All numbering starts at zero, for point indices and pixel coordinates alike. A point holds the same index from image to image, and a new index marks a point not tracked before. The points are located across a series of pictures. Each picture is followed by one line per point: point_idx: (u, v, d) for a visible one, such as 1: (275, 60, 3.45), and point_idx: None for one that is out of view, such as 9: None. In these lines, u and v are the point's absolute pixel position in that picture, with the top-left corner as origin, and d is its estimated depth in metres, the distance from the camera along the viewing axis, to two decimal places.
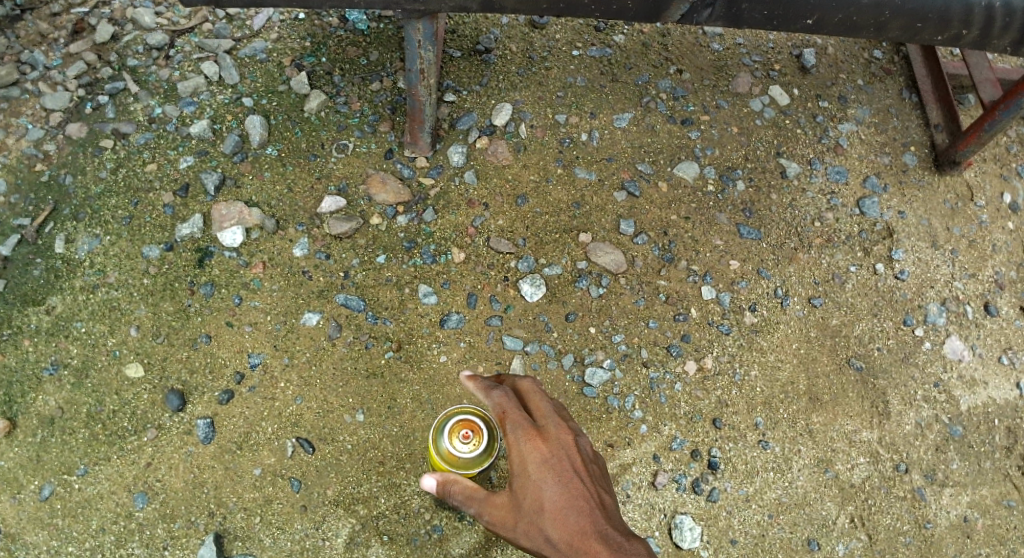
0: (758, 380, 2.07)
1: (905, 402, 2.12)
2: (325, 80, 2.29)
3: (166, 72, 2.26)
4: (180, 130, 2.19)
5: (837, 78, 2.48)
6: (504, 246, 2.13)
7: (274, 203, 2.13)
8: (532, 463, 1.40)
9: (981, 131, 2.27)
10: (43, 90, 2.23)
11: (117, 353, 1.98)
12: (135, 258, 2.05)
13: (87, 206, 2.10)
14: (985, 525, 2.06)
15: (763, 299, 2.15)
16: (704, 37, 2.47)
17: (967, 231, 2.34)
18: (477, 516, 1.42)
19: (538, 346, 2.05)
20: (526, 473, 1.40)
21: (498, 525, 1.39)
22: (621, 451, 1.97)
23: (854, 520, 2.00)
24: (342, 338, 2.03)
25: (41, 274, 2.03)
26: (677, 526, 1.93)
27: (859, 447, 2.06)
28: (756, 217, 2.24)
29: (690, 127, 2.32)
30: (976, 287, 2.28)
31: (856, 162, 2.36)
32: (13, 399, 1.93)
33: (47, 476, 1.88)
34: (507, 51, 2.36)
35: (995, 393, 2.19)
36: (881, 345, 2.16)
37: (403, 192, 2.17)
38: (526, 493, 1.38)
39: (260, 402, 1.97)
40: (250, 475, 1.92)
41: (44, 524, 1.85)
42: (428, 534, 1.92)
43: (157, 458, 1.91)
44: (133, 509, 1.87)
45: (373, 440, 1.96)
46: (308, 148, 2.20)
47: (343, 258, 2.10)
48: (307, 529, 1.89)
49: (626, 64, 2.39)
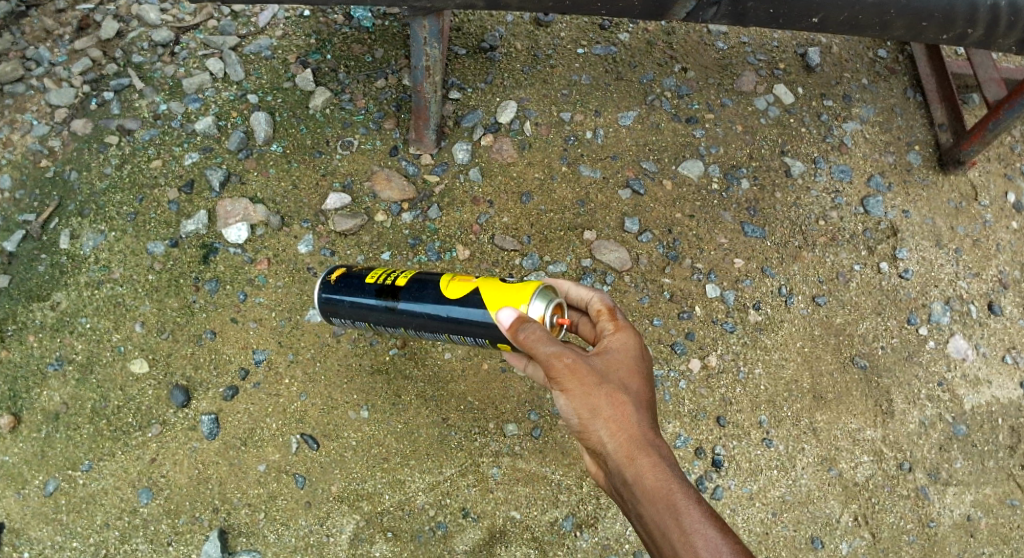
0: (762, 378, 2.08)
1: (908, 401, 2.13)
2: (330, 77, 2.29)
3: (172, 69, 2.27)
4: (185, 127, 2.19)
5: (841, 77, 2.48)
6: (509, 243, 2.14)
7: (279, 200, 2.14)
8: (636, 349, 1.49)
9: (985, 130, 2.26)
10: (49, 86, 2.23)
11: (121, 349, 1.98)
12: (139, 254, 2.06)
13: (92, 202, 2.10)
14: (988, 524, 2.06)
15: (767, 297, 2.15)
16: (709, 36, 2.47)
17: (971, 230, 2.34)
18: (559, 353, 1.40)
19: None
20: (624, 355, 1.47)
21: (577, 376, 1.40)
22: None
23: (858, 518, 2.01)
24: (347, 335, 2.03)
25: (45, 270, 2.04)
26: None
27: (863, 445, 2.07)
28: (761, 216, 2.24)
29: (694, 126, 2.32)
30: (980, 286, 2.28)
31: (861, 161, 2.36)
32: (18, 394, 1.94)
33: (52, 471, 1.89)
34: (512, 49, 2.36)
35: (999, 392, 2.19)
36: (885, 344, 2.17)
37: (408, 190, 2.17)
38: (621, 372, 1.45)
39: (265, 398, 1.97)
40: (255, 471, 1.92)
41: (48, 520, 1.86)
42: (432, 531, 1.92)
43: (161, 454, 1.91)
44: (137, 504, 1.88)
45: (377, 436, 1.97)
46: (313, 145, 2.20)
47: (348, 255, 2.10)
48: (311, 525, 1.90)
49: (631, 62, 2.39)
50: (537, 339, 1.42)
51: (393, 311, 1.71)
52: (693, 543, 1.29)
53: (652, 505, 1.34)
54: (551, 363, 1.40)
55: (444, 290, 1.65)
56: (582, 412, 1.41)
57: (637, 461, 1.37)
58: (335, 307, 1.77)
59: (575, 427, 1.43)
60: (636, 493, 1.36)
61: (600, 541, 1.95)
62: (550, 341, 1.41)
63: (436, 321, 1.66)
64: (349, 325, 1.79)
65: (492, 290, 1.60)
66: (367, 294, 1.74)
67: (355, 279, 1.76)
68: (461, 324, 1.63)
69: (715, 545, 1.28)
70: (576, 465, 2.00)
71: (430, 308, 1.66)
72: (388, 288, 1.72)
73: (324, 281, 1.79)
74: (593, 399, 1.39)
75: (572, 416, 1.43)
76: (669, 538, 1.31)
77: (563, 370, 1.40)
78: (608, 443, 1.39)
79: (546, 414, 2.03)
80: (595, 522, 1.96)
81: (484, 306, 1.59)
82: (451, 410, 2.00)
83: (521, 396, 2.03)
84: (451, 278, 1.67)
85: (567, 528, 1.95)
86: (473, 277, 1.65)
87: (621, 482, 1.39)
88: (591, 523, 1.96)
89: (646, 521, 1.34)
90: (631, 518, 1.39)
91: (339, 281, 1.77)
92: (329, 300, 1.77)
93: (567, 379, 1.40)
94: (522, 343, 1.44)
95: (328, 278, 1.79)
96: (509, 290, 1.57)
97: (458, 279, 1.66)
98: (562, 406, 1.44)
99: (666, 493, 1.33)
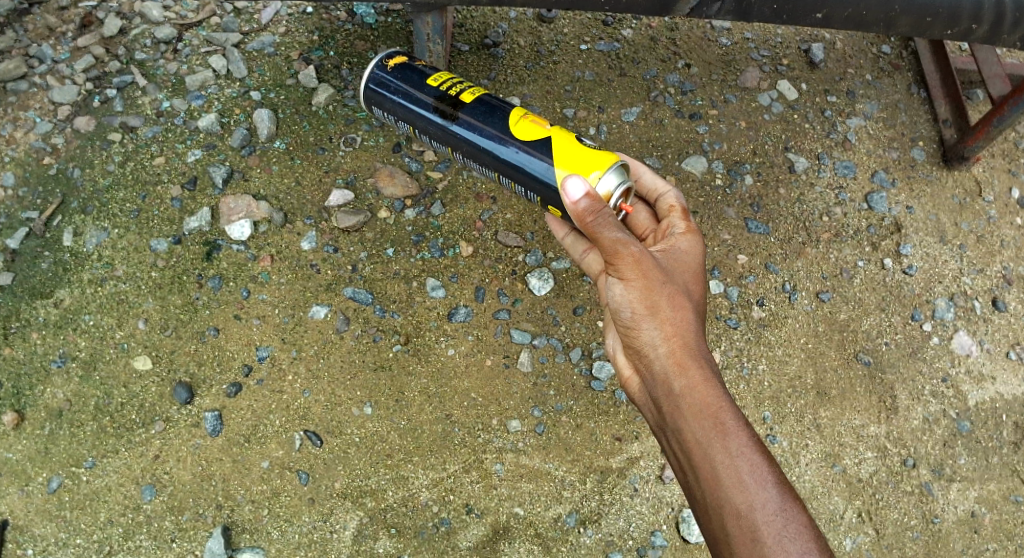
0: (766, 375, 2.07)
1: (912, 397, 2.12)
2: (333, 73, 2.29)
3: (174, 66, 2.27)
4: (188, 124, 2.19)
5: (845, 73, 2.47)
6: (512, 240, 2.15)
7: (282, 196, 2.13)
8: (693, 263, 1.59)
9: (990, 126, 2.26)
10: (51, 83, 2.23)
11: (124, 346, 1.98)
12: (142, 252, 2.06)
13: (96, 200, 2.10)
14: (993, 520, 2.06)
15: (771, 293, 2.15)
16: (712, 32, 2.47)
17: (975, 226, 2.33)
18: (627, 242, 1.46)
19: (546, 340, 2.08)
20: (681, 265, 1.58)
21: (640, 269, 1.48)
22: (628, 444, 2.03)
23: (862, 514, 2.00)
24: (350, 331, 2.03)
25: (49, 267, 2.04)
26: (684, 520, 1.98)
27: (867, 441, 2.06)
28: (764, 212, 2.24)
29: (698, 122, 2.31)
30: (985, 282, 2.27)
31: (864, 157, 2.36)
32: (22, 391, 1.94)
33: (55, 469, 1.89)
34: (515, 46, 2.35)
35: (1003, 388, 2.18)
36: (889, 340, 2.16)
37: (412, 186, 2.17)
38: (679, 279, 1.54)
39: (268, 395, 1.97)
40: (258, 468, 1.92)
41: (51, 517, 1.86)
42: (436, 527, 1.92)
43: (164, 451, 1.92)
44: (140, 501, 1.88)
45: (381, 433, 1.97)
46: (316, 141, 2.20)
47: (352, 251, 2.10)
48: (315, 521, 1.90)
49: (634, 59, 2.38)
50: (606, 223, 1.46)
51: (445, 129, 1.74)
52: (734, 460, 1.39)
53: (696, 417, 1.43)
54: (617, 249, 1.46)
55: (510, 129, 1.65)
56: (639, 307, 1.50)
57: (688, 370, 1.47)
58: (383, 95, 1.81)
59: (627, 319, 1.53)
60: (682, 400, 1.45)
61: (604, 536, 1.95)
62: (619, 228, 1.46)
63: (487, 154, 1.69)
64: (390, 118, 1.84)
65: (562, 143, 1.60)
66: (426, 95, 1.76)
67: (415, 77, 1.78)
68: (512, 167, 1.66)
69: (757, 467, 1.38)
70: (579, 461, 2.00)
71: (490, 144, 1.68)
72: (447, 101, 1.74)
73: (381, 66, 1.81)
74: (654, 297, 1.49)
75: (627, 309, 1.52)
76: (710, 451, 1.40)
77: (629, 259, 1.47)
78: (660, 343, 1.50)
79: (549, 410, 2.03)
80: (599, 518, 1.96)
81: (548, 156, 1.60)
82: (454, 407, 2.00)
83: (525, 392, 2.03)
84: (520, 118, 1.66)
85: (571, 524, 1.95)
86: (546, 125, 1.64)
87: (666, 387, 1.48)
88: (594, 519, 1.96)
89: (687, 430, 1.44)
90: (668, 424, 1.49)
91: (398, 69, 1.80)
92: (383, 79, 1.81)
93: (631, 270, 1.48)
94: (587, 222, 1.46)
95: (387, 63, 1.81)
96: (584, 153, 1.57)
97: (529, 121, 1.65)
98: (619, 297, 1.53)
99: (713, 408, 1.43)
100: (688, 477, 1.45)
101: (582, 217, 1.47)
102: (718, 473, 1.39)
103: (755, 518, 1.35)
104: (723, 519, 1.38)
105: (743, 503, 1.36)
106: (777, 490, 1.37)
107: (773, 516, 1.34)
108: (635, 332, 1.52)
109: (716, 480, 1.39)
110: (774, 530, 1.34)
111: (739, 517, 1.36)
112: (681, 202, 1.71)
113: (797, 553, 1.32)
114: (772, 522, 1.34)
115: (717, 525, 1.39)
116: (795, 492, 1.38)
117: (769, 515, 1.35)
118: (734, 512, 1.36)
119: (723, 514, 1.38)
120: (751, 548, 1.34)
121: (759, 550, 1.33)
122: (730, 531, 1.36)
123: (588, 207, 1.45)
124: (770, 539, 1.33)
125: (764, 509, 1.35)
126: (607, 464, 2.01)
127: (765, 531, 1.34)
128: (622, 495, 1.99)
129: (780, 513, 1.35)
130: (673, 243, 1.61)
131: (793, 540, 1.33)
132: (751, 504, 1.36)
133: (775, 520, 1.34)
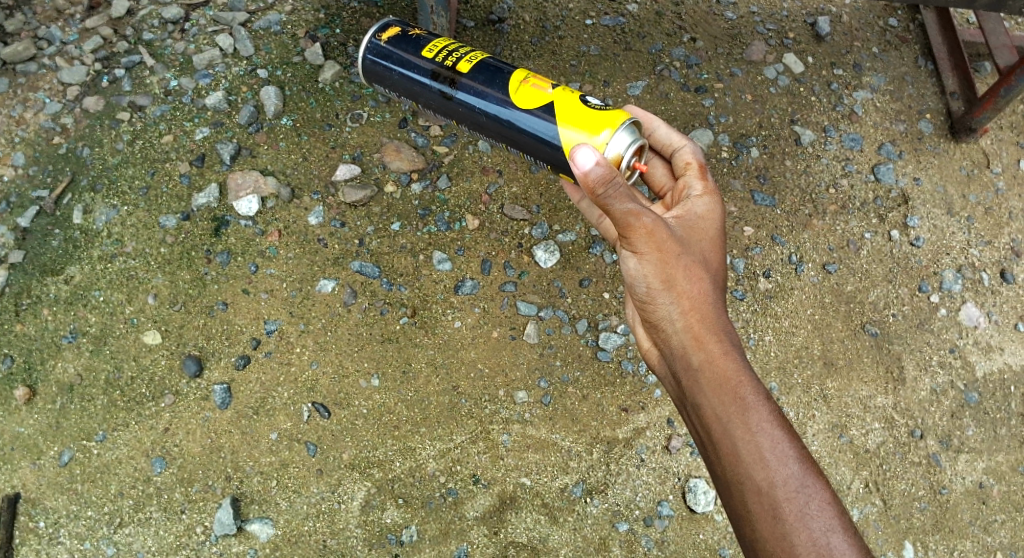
0: (772, 345, 2.07)
1: (919, 367, 2.12)
2: (340, 50, 2.30)
3: (182, 45, 2.27)
4: (196, 102, 2.20)
5: (851, 46, 2.46)
6: (518, 212, 2.16)
7: (290, 172, 2.14)
8: (709, 230, 1.58)
9: (997, 96, 2.25)
10: (61, 64, 2.23)
11: (134, 321, 1.99)
12: (152, 228, 2.07)
13: (105, 177, 2.11)
14: (1001, 491, 2.06)
15: (777, 265, 2.15)
16: (718, 6, 2.46)
17: (983, 198, 2.33)
18: (638, 213, 1.43)
19: (552, 312, 2.09)
20: (697, 234, 1.56)
21: (655, 241, 1.46)
22: (635, 415, 2.04)
23: (869, 485, 2.01)
24: (357, 304, 2.04)
25: (59, 244, 2.05)
26: (691, 489, 1.99)
27: (874, 412, 2.06)
28: (771, 184, 2.23)
29: (703, 95, 2.31)
30: (992, 254, 2.26)
31: (871, 130, 2.35)
32: (33, 366, 1.96)
33: (67, 442, 1.91)
34: (521, 21, 2.35)
35: (1011, 358, 2.18)
36: (896, 311, 2.16)
37: (418, 160, 2.18)
38: (695, 249, 1.53)
39: (276, 367, 1.99)
40: (267, 439, 1.94)
41: (64, 489, 1.88)
42: (443, 497, 1.93)
43: (174, 423, 1.93)
44: (150, 473, 1.90)
45: (388, 405, 1.98)
46: (323, 118, 2.21)
47: (358, 225, 2.11)
48: (323, 492, 1.91)
49: (639, 33, 2.37)
50: (616, 194, 1.41)
51: (448, 100, 1.74)
52: (755, 437, 1.39)
53: (716, 393, 1.43)
54: (629, 222, 1.44)
55: (512, 96, 1.65)
56: (654, 281, 1.49)
57: (706, 345, 1.46)
58: (382, 69, 1.80)
59: (643, 294, 1.52)
60: (701, 374, 1.45)
61: (610, 505, 1.97)
62: (630, 198, 1.42)
63: (493, 122, 1.69)
64: (391, 93, 1.84)
65: (566, 106, 1.60)
66: (424, 66, 1.75)
67: (411, 47, 1.77)
68: (519, 133, 1.66)
69: (778, 441, 1.39)
70: (586, 431, 2.01)
71: (495, 109, 1.67)
72: (446, 70, 1.73)
73: (375, 38, 1.80)
74: (669, 271, 1.48)
75: (642, 283, 1.51)
76: (730, 428, 1.40)
77: (642, 232, 1.45)
78: (676, 319, 1.49)
79: (556, 381, 2.04)
80: (606, 488, 1.97)
81: (555, 120, 1.60)
82: (461, 378, 2.01)
83: (531, 362, 2.04)
84: (521, 83, 1.66)
85: (577, 494, 1.96)
86: (548, 89, 1.64)
87: (685, 361, 1.48)
88: (601, 489, 1.97)
89: (707, 406, 1.43)
90: (687, 398, 1.48)
91: (393, 41, 1.79)
92: (380, 52, 1.80)
93: (645, 243, 1.46)
94: (599, 195, 1.41)
95: (381, 35, 1.80)
96: (590, 114, 1.56)
97: (531, 86, 1.65)
98: (634, 271, 1.51)
99: (732, 382, 1.43)
100: (708, 453, 1.45)
101: (592, 188, 1.41)
102: (738, 450, 1.39)
103: (777, 495, 1.36)
104: (744, 495, 1.39)
105: (764, 480, 1.37)
106: (799, 466, 1.38)
107: (795, 492, 1.36)
108: (652, 306, 1.52)
109: (736, 455, 1.39)
110: (795, 507, 1.35)
111: (760, 494, 1.37)
112: (698, 158, 1.70)
113: (819, 531, 1.34)
114: (794, 499, 1.36)
115: (738, 502, 1.40)
116: (817, 467, 1.39)
117: (790, 492, 1.36)
118: (755, 489, 1.37)
119: (743, 490, 1.39)
120: (773, 526, 1.36)
121: (780, 527, 1.35)
122: (751, 507, 1.38)
123: (599, 177, 1.39)
124: (792, 516, 1.35)
125: (785, 485, 1.36)
126: (613, 435, 2.01)
127: (786, 509, 1.35)
128: (629, 465, 2.00)
129: (801, 489, 1.36)
130: (689, 208, 1.61)
131: (815, 517, 1.35)
132: (772, 481, 1.37)
133: (796, 497, 1.36)
